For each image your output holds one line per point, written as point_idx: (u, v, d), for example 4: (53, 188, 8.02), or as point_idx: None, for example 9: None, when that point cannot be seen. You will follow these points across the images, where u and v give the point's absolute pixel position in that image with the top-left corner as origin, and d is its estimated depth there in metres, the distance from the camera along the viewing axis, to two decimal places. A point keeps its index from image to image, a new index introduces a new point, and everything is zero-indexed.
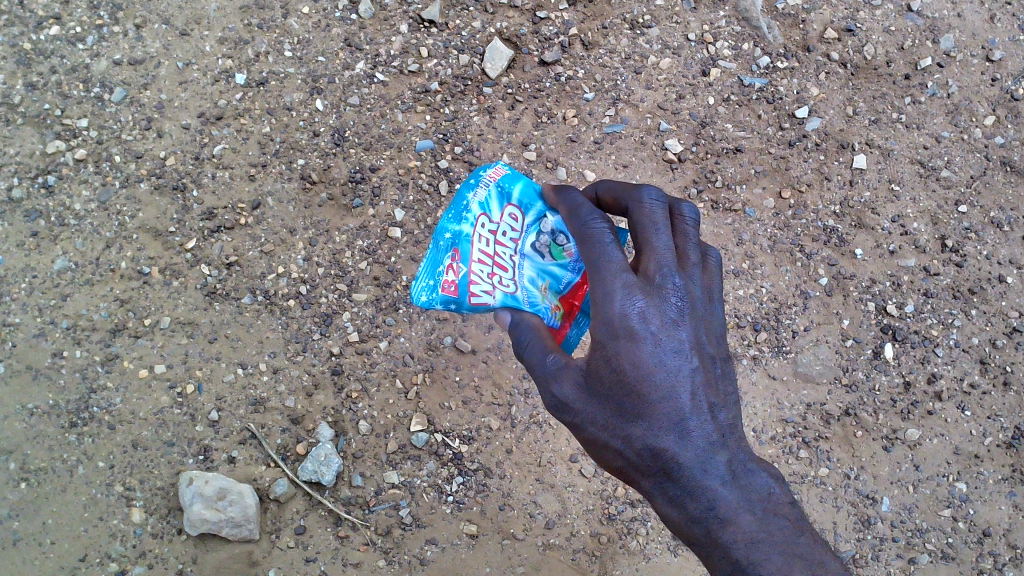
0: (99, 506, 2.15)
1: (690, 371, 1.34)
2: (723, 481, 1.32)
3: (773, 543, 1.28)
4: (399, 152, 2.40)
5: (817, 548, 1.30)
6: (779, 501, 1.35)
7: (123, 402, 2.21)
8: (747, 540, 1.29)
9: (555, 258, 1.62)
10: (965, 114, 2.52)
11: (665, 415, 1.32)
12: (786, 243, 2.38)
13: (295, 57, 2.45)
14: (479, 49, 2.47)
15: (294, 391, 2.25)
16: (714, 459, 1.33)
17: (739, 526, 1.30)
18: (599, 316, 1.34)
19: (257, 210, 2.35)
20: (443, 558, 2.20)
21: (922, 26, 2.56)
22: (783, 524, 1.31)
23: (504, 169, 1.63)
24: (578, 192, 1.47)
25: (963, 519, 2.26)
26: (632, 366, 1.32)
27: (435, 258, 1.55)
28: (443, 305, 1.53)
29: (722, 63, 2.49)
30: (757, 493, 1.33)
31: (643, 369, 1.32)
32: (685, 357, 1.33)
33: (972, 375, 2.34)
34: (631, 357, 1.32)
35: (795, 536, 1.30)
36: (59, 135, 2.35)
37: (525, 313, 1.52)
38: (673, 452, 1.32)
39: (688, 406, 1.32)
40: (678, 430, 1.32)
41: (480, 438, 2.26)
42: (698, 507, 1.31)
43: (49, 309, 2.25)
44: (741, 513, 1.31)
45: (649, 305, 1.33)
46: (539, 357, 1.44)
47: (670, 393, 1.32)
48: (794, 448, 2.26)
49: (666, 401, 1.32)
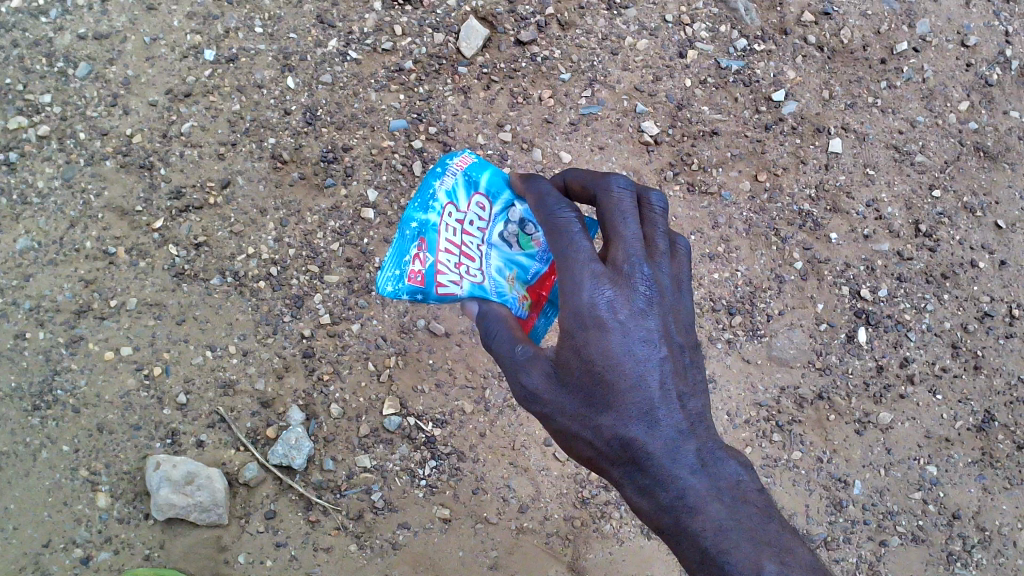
0: (63, 491, 2.10)
1: (659, 360, 1.32)
2: (692, 470, 1.30)
3: (742, 531, 1.25)
4: (373, 131, 2.36)
5: (785, 536, 1.27)
6: (748, 489, 1.32)
7: (88, 385, 2.16)
8: (715, 529, 1.26)
9: (522, 248, 1.59)
10: (940, 99, 2.52)
11: (634, 404, 1.30)
12: (763, 226, 2.38)
13: (265, 33, 2.39)
14: (454, 28, 2.43)
15: (264, 373, 2.21)
16: (683, 448, 1.31)
17: (707, 514, 1.27)
18: (567, 307, 1.31)
19: (227, 189, 2.30)
20: (415, 543, 2.17)
21: (898, 10, 2.55)
22: (751, 512, 1.29)
23: (472, 157, 1.60)
24: (545, 182, 1.44)
25: (934, 501, 2.27)
26: (601, 355, 1.30)
27: (402, 248, 1.53)
28: (409, 296, 1.51)
29: (699, 45, 2.47)
30: (725, 481, 1.31)
31: (612, 358, 1.30)
32: (653, 346, 1.32)
33: (944, 359, 2.35)
34: (601, 347, 1.30)
35: (762, 523, 1.27)
36: (21, 111, 2.29)
37: (493, 303, 1.51)
38: (641, 442, 1.31)
39: (657, 395, 1.31)
40: (647, 420, 1.31)
41: (454, 421, 2.24)
42: (667, 495, 1.29)
43: (11, 290, 2.19)
44: (709, 502, 1.28)
45: (618, 294, 1.31)
46: (507, 348, 1.42)
47: (639, 382, 1.31)
48: (768, 432, 2.26)
49: (635, 389, 1.30)
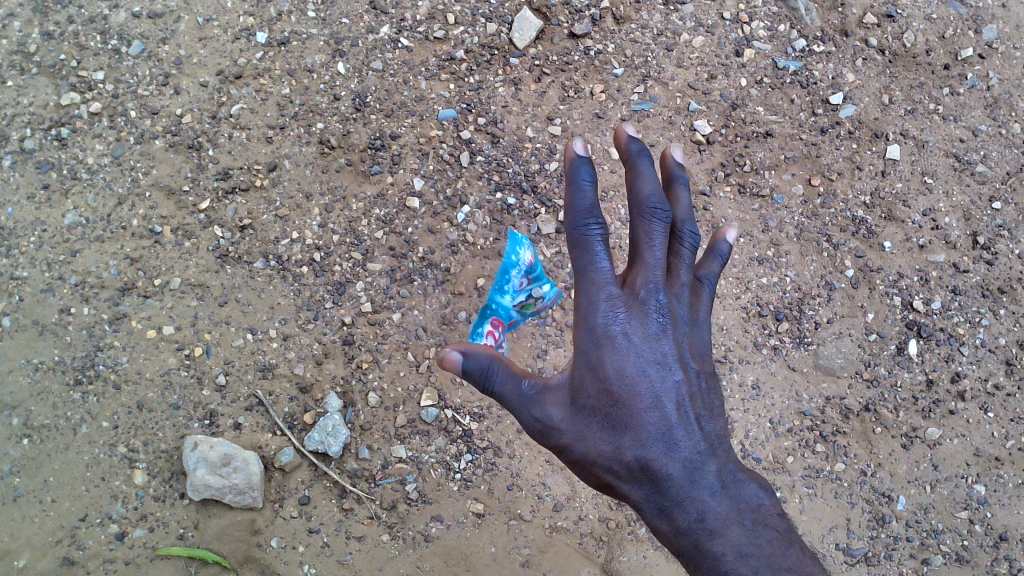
0: (102, 466, 2.11)
1: (675, 383, 1.29)
2: (711, 492, 1.23)
3: (764, 557, 1.17)
4: (422, 120, 2.35)
5: (806, 561, 1.18)
6: (769, 513, 1.24)
7: (130, 362, 2.17)
8: (737, 553, 1.17)
9: None
10: (1004, 108, 2.45)
11: (651, 425, 1.27)
12: (814, 232, 2.33)
13: (318, 18, 2.39)
14: (508, 18, 2.41)
15: (303, 359, 2.21)
16: (703, 469, 1.25)
17: (728, 537, 1.19)
18: (583, 328, 1.28)
19: (274, 172, 2.30)
20: (447, 536, 2.15)
21: (965, 15, 2.49)
22: (772, 536, 1.20)
23: None
24: (588, 173, 1.26)
25: (981, 522, 2.19)
26: (616, 376, 1.27)
27: None
28: None
29: (756, 44, 2.43)
30: (746, 503, 1.23)
31: (626, 379, 1.27)
32: (670, 369, 1.29)
33: (997, 376, 2.27)
34: (615, 370, 1.27)
35: (784, 548, 1.19)
36: (74, 87, 2.31)
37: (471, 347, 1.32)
38: (660, 463, 1.25)
39: (675, 416, 1.27)
40: (665, 441, 1.26)
41: (491, 415, 2.21)
42: (686, 517, 1.22)
43: (58, 265, 2.21)
44: (730, 525, 1.20)
45: (634, 318, 1.28)
46: (512, 383, 1.32)
47: (656, 405, 1.27)
48: (811, 442, 2.20)
49: (651, 411, 1.27)
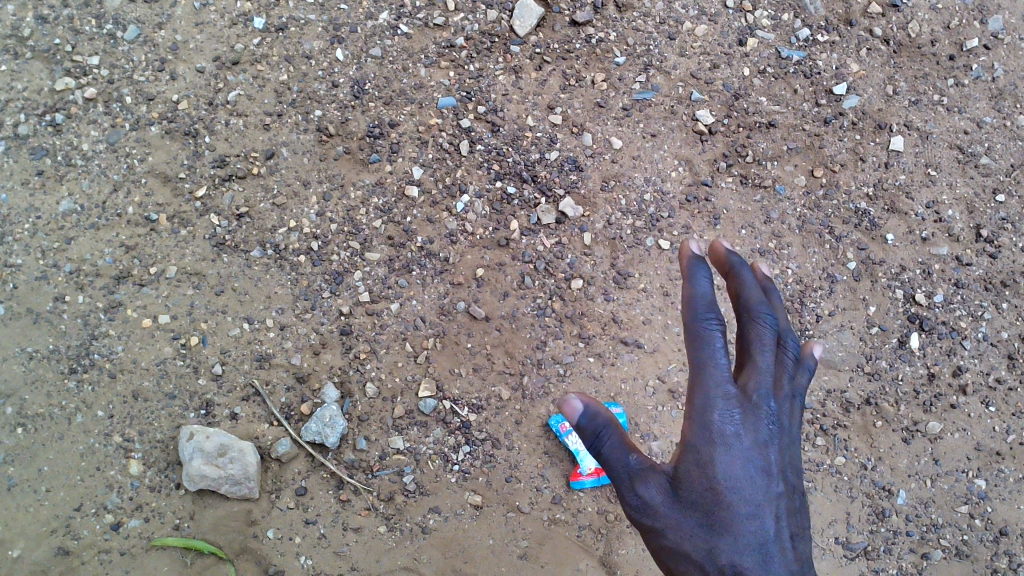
0: (96, 456, 2.09)
1: (777, 496, 1.17)
2: None
3: None
4: (421, 108, 2.32)
5: None
6: None
7: (125, 351, 2.15)
8: None
9: None
10: (1009, 100, 2.42)
11: (748, 532, 1.13)
12: (816, 223, 2.31)
13: (317, 4, 2.36)
14: (508, 6, 2.39)
15: (300, 349, 2.19)
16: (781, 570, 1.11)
17: None
18: (695, 426, 1.19)
19: (271, 160, 2.28)
20: (445, 528, 2.12)
21: (970, 5, 2.47)
22: None
23: None
24: (707, 276, 1.22)
25: (980, 516, 2.18)
26: (724, 476, 1.16)
27: None
28: None
29: (760, 33, 2.40)
30: None
31: (730, 481, 1.16)
32: (773, 480, 1.18)
33: (999, 370, 2.26)
34: (728, 467, 1.17)
35: None
36: (69, 73, 2.28)
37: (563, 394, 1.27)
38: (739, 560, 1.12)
39: (774, 531, 1.14)
40: (760, 551, 1.12)
41: (489, 406, 2.18)
42: None
43: (52, 252, 2.18)
44: None
45: (747, 421, 1.19)
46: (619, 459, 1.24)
47: (756, 512, 1.15)
48: (812, 435, 2.17)
49: (751, 519, 1.14)
